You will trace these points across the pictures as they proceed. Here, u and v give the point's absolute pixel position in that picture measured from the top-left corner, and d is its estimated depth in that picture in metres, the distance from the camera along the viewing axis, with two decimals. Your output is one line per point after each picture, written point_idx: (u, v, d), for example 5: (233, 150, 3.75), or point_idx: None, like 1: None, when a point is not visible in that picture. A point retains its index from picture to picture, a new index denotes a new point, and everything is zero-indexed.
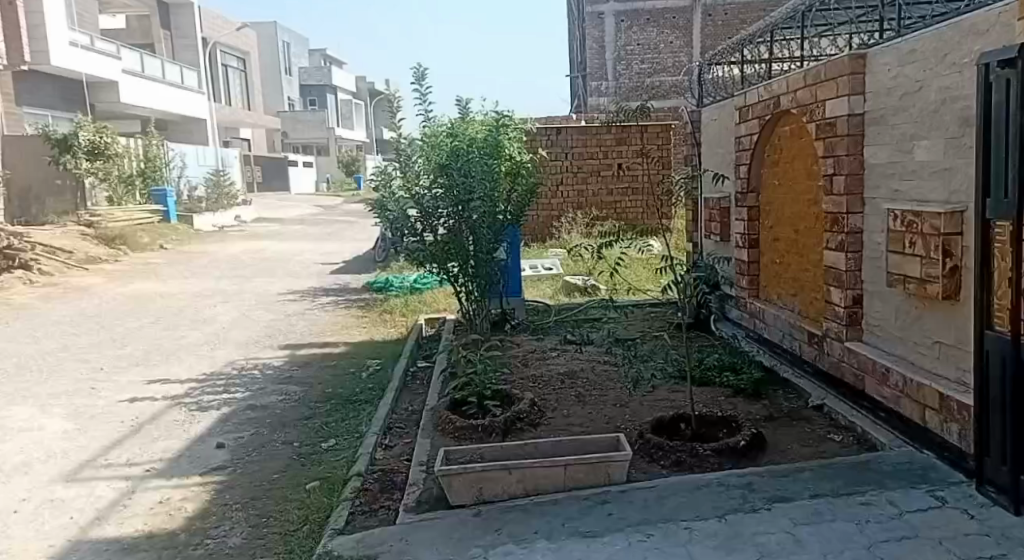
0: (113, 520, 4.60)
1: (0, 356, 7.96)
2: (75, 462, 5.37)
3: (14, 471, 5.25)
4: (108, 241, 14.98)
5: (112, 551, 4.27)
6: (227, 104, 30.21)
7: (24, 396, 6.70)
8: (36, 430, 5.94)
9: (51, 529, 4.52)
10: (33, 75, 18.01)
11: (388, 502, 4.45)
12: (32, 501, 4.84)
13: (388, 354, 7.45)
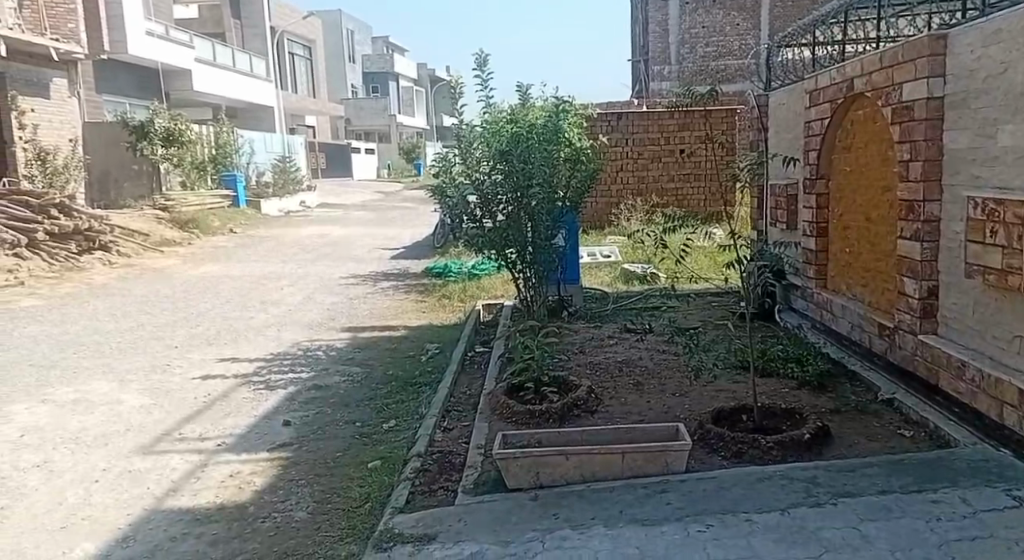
0: (186, 491, 4.71)
1: (82, 333, 8.23)
2: (152, 435, 5.52)
3: (95, 442, 5.41)
4: (180, 225, 15.32)
5: (186, 522, 4.38)
6: (293, 91, 30.65)
7: (103, 372, 6.90)
8: (114, 403, 6.12)
9: (130, 498, 4.64)
10: (110, 64, 18.72)
11: (447, 483, 4.47)
12: (112, 471, 4.98)
13: (446, 339, 7.48)
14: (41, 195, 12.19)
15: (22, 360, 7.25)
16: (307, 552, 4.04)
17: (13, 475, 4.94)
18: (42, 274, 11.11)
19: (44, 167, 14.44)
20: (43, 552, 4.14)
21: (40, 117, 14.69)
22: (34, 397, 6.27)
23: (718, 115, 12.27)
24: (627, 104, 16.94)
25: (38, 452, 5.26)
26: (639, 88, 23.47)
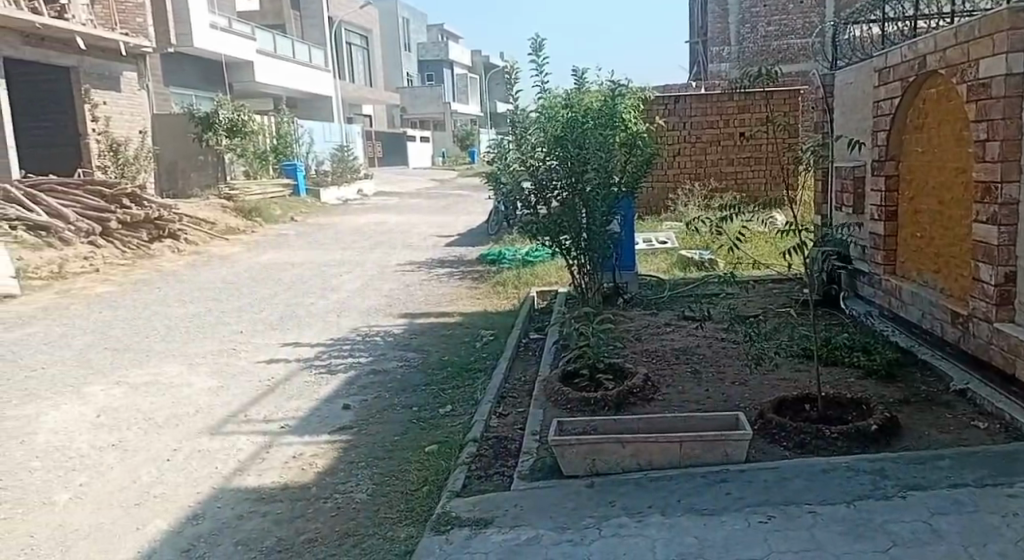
0: (251, 472, 4.77)
1: (153, 317, 8.41)
2: (218, 416, 5.60)
3: (166, 422, 5.52)
4: (244, 213, 15.52)
5: (252, 501, 4.43)
6: (350, 81, 30.87)
7: (173, 355, 7.02)
8: (182, 386, 6.22)
9: (199, 477, 4.72)
10: (179, 59, 19.33)
11: (502, 468, 4.45)
12: (182, 450, 5.06)
13: (501, 326, 7.46)
14: (114, 185, 12.51)
15: (98, 344, 7.43)
16: (367, 533, 4.05)
17: (88, 453, 5.05)
18: (115, 261, 11.35)
19: (117, 158, 14.86)
20: (118, 528, 4.22)
21: (111, 109, 15.00)
22: (108, 379, 6.41)
23: (780, 96, 11.99)
24: (686, 87, 16.60)
25: (111, 432, 5.37)
26: (699, 71, 22.93)
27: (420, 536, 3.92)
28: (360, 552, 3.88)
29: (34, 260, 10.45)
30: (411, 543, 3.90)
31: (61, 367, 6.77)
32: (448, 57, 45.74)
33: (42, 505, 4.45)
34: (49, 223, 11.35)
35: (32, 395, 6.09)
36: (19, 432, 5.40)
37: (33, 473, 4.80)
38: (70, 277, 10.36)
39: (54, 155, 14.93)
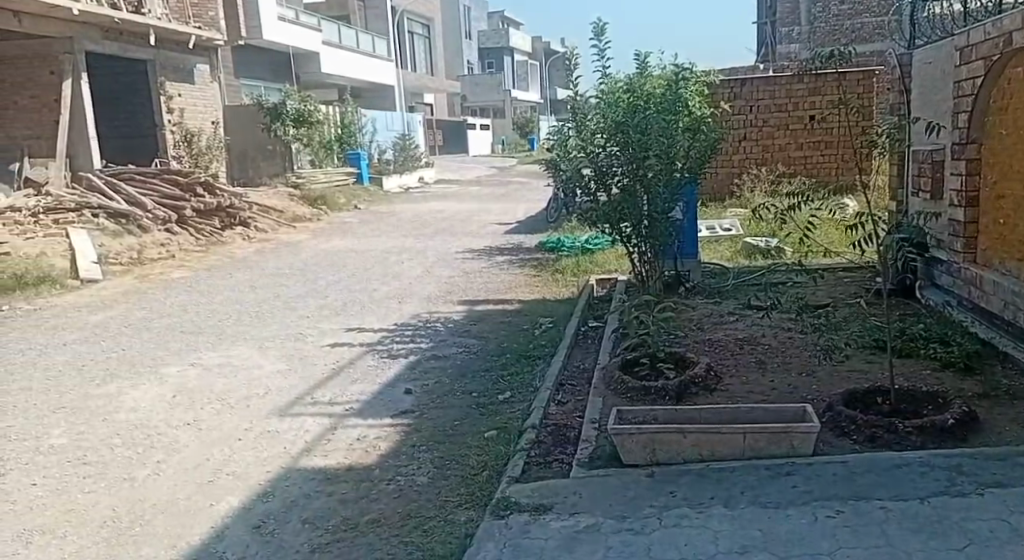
0: (318, 452, 4.81)
1: (225, 302, 8.56)
2: (286, 398, 5.67)
3: (237, 403, 5.60)
4: (310, 202, 15.73)
5: (317, 481, 4.47)
6: (412, 70, 31.05)
7: (243, 338, 7.13)
8: (253, 368, 6.32)
9: (268, 456, 4.78)
10: (246, 49, 19.63)
11: (562, 456, 4.42)
12: (253, 430, 5.13)
13: (560, 313, 7.40)
14: (189, 174, 12.78)
15: (174, 327, 7.59)
16: (428, 515, 4.05)
17: (165, 432, 5.15)
18: (191, 248, 11.58)
19: (191, 149, 15.13)
20: (193, 503, 4.29)
21: (185, 102, 15.30)
22: (183, 361, 6.54)
23: (853, 77, 11.67)
24: (754, 70, 16.25)
25: (188, 411, 5.48)
26: (767, 53, 22.43)
27: (480, 520, 3.91)
28: (422, 535, 3.88)
29: (115, 247, 10.73)
30: (471, 526, 3.89)
31: (138, 348, 6.93)
32: (509, 44, 45.67)
33: (122, 480, 4.55)
34: (129, 211, 11.61)
35: (113, 375, 6.24)
36: (101, 410, 5.53)
37: (114, 449, 4.92)
38: (148, 263, 10.60)
39: (133, 146, 15.24)
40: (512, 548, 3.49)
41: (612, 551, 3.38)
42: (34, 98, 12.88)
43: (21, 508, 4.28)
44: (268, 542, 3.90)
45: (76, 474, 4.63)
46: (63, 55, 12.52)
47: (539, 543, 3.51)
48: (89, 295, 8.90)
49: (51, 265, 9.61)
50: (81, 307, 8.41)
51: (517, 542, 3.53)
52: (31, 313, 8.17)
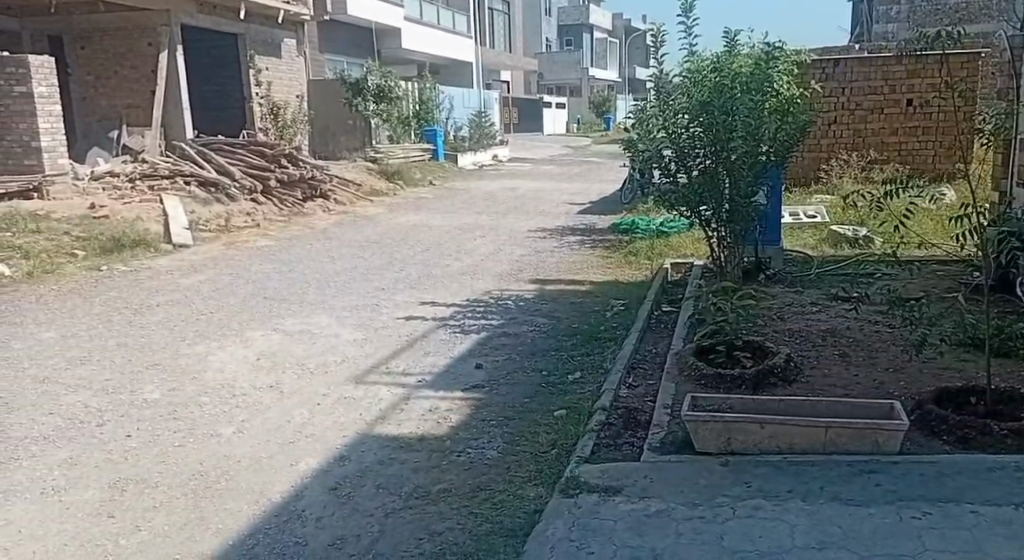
0: (391, 421, 4.86)
1: (305, 271, 8.71)
2: (361, 367, 5.75)
3: (315, 369, 5.71)
4: (386, 176, 15.89)
5: (391, 448, 4.53)
6: (490, 47, 30.98)
7: (323, 307, 7.26)
8: (330, 336, 6.42)
9: (345, 421, 4.87)
10: (330, 24, 19.84)
11: (631, 440, 4.41)
12: (330, 396, 5.22)
13: (632, 296, 7.33)
14: (274, 145, 13.04)
15: (258, 293, 7.76)
16: (497, 489, 4.07)
17: (249, 392, 5.28)
18: (274, 217, 11.79)
19: (277, 121, 15.40)
20: (274, 463, 4.38)
21: (272, 75, 15.57)
22: (266, 326, 6.69)
23: (957, 59, 11.27)
24: (847, 51, 15.81)
25: (270, 374, 5.60)
26: (861, 34, 21.79)
27: (550, 496, 3.92)
28: (492, 507, 3.90)
29: (204, 215, 11.00)
30: (540, 503, 3.91)
31: (225, 312, 7.11)
32: (589, 21, 45.19)
33: (209, 436, 4.67)
34: (218, 180, 11.91)
35: (201, 336, 6.42)
36: (190, 369, 5.70)
37: (202, 407, 5.06)
38: (234, 231, 10.86)
39: (222, 118, 15.51)
40: (582, 529, 3.50)
41: (684, 538, 3.37)
42: (133, 68, 13.29)
43: (114, 457, 4.43)
44: (344, 505, 3.97)
45: (166, 428, 4.77)
46: (160, 27, 12.97)
47: (611, 525, 3.51)
48: (180, 260, 9.15)
49: (145, 229, 9.90)
50: (172, 270, 8.65)
51: (588, 523, 3.54)
52: (126, 274, 8.44)
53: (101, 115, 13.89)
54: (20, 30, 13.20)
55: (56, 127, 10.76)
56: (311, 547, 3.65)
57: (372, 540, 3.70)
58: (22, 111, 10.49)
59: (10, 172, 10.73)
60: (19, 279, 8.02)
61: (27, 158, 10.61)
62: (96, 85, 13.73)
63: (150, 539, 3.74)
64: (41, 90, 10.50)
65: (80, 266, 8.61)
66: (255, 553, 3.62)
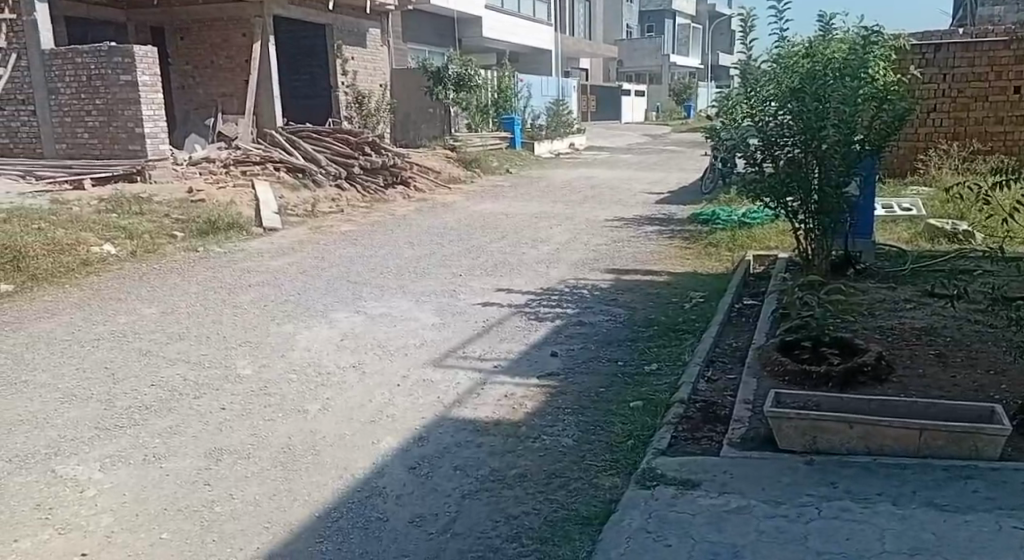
0: (468, 404, 4.88)
1: (386, 256, 8.81)
2: (438, 351, 5.79)
3: (395, 351, 5.78)
4: (465, 164, 15.98)
5: (468, 431, 4.54)
6: (571, 34, 30.78)
7: (403, 291, 7.34)
8: (410, 320, 6.49)
9: (424, 403, 4.91)
10: (414, 13, 20.02)
11: (711, 435, 4.36)
12: (409, 378, 5.28)
13: (711, 288, 7.18)
14: (359, 134, 13.19)
15: (341, 276, 7.89)
16: (573, 477, 4.05)
17: (333, 371, 5.37)
18: (358, 203, 11.96)
19: (361, 110, 15.61)
20: (356, 440, 4.45)
21: (358, 65, 15.77)
22: (349, 308, 6.79)
23: None
24: (949, 36, 15.17)
25: (353, 354, 5.69)
26: (964, 18, 20.95)
27: (626, 486, 3.89)
28: (568, 494, 3.89)
29: (291, 200, 11.27)
30: (616, 492, 3.88)
31: (311, 293, 7.25)
32: (672, 7, 44.46)
33: (296, 412, 4.77)
34: (305, 166, 12.18)
35: (289, 316, 6.57)
36: (278, 347, 5.83)
37: (289, 384, 5.17)
38: (320, 216, 11.07)
39: (310, 106, 15.80)
40: (659, 520, 3.47)
41: (765, 535, 3.31)
42: (229, 59, 13.71)
43: (209, 428, 4.56)
44: (424, 484, 4.01)
45: (257, 403, 4.89)
46: (255, 18, 13.21)
47: (689, 518, 3.47)
48: (271, 242, 9.36)
49: (238, 212, 10.16)
50: (263, 253, 8.86)
51: (665, 515, 3.51)
52: (219, 255, 8.66)
53: (198, 103, 14.30)
54: (126, 21, 13.83)
55: (158, 114, 11.19)
56: (391, 523, 3.69)
57: (450, 520, 3.72)
58: (127, 98, 10.94)
59: (115, 157, 11.25)
60: (122, 258, 8.32)
61: (133, 144, 11.12)
62: (194, 74, 14.13)
63: (243, 507, 3.84)
64: (145, 78, 10.89)
65: (179, 246, 8.90)
66: (339, 526, 3.68)
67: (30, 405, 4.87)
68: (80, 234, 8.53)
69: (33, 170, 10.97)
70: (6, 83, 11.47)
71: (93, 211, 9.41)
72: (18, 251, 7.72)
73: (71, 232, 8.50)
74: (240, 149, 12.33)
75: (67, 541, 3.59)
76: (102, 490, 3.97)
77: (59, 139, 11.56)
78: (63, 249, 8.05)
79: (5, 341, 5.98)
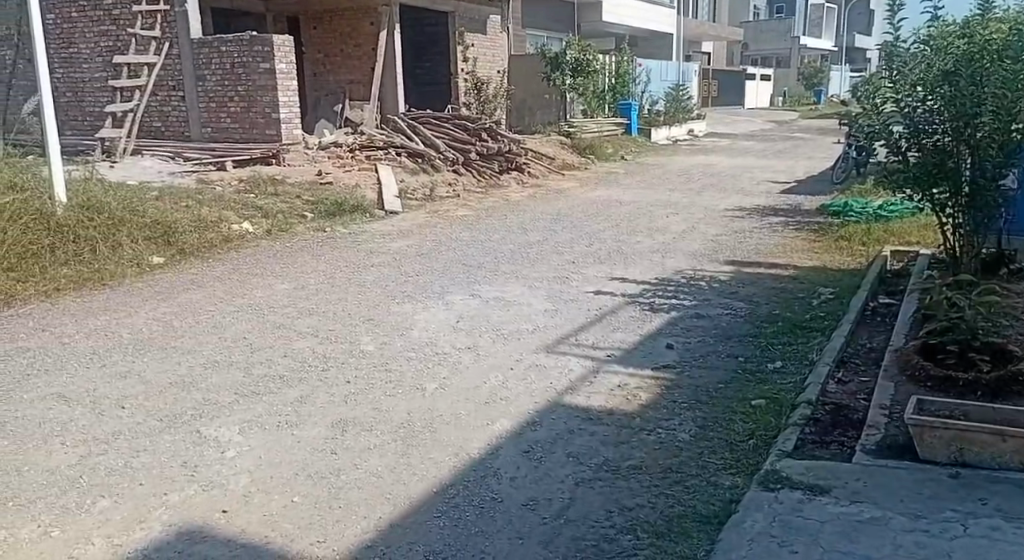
0: (581, 392, 4.79)
1: (502, 240, 8.79)
2: (551, 337, 5.71)
3: (508, 335, 5.73)
4: (579, 150, 15.85)
5: (580, 420, 4.44)
6: (694, 18, 30.06)
7: (517, 276, 7.29)
8: (523, 305, 6.44)
9: (536, 388, 4.84)
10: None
11: (841, 441, 4.14)
12: (523, 362, 5.24)
13: (842, 284, 6.84)
14: (476, 120, 13.22)
15: (456, 260, 7.90)
16: (690, 473, 3.90)
17: (449, 352, 5.37)
18: (472, 188, 12.00)
19: (480, 96, 15.67)
20: (472, 420, 4.42)
21: (479, 51, 15.79)
22: (465, 291, 6.80)
23: None
24: None
25: (468, 337, 5.68)
26: None
27: (748, 487, 3.72)
28: (685, 491, 3.74)
29: (411, 184, 11.41)
30: (737, 492, 3.72)
31: (429, 275, 7.29)
32: None
33: (414, 389, 4.79)
34: (425, 151, 12.34)
35: (408, 297, 6.61)
36: (397, 326, 5.87)
37: (410, 361, 5.20)
38: (438, 200, 11.15)
39: (431, 94, 16.04)
40: (784, 525, 3.30)
41: (903, 550, 3.10)
42: (358, 47, 14.01)
43: (335, 401, 4.63)
44: (537, 468, 3.95)
45: (378, 378, 4.94)
46: (382, 7, 13.43)
47: (818, 525, 3.28)
48: (392, 225, 9.46)
49: (362, 196, 10.34)
50: (385, 235, 8.97)
51: (791, 520, 3.33)
52: (344, 236, 8.83)
53: (327, 90, 14.63)
54: (266, 12, 14.12)
55: (293, 101, 11.52)
56: (505, 504, 3.65)
57: (564, 506, 3.65)
58: (266, 85, 11.29)
59: (254, 141, 11.63)
60: (259, 236, 8.58)
61: (270, 129, 11.45)
62: (325, 63, 14.47)
63: (366, 478, 3.87)
64: (283, 67, 11.23)
65: (309, 226, 9.12)
66: (455, 504, 3.66)
67: (177, 369, 5.06)
68: (221, 212, 8.83)
69: (181, 151, 11.48)
70: (158, 71, 11.98)
71: (232, 191, 9.75)
72: (168, 226, 7.95)
73: (214, 211, 8.81)
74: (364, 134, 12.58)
75: (207, 499, 3.68)
76: (241, 452, 4.07)
77: (205, 124, 11.95)
78: (207, 226, 8.35)
79: (156, 310, 6.23)
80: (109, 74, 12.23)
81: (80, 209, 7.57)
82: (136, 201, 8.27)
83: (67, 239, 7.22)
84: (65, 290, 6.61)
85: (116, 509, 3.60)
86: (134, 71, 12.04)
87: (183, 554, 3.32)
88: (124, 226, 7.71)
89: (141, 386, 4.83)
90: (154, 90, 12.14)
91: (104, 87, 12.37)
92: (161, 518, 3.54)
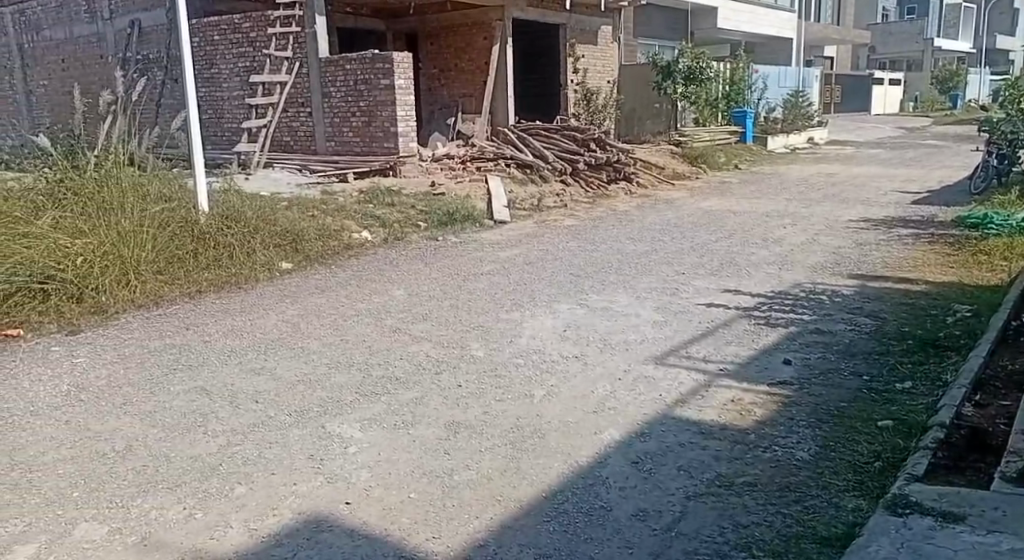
0: (693, 405, 4.70)
1: (613, 250, 8.74)
2: (661, 348, 5.63)
3: (616, 345, 5.68)
4: (690, 159, 15.60)
5: (692, 433, 4.35)
6: (818, 22, 29.17)
7: (625, 287, 7.23)
8: (631, 316, 6.37)
9: (646, 400, 4.77)
10: (644, 8, 19.90)
11: (977, 468, 3.93)
12: (631, 373, 5.17)
13: (979, 302, 6.48)
14: (585, 129, 13.10)
15: (566, 269, 7.89)
16: (810, 493, 3.77)
17: (558, 360, 5.36)
18: (580, 198, 11.97)
19: (589, 106, 15.64)
20: (579, 428, 4.41)
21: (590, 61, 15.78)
22: (573, 300, 6.78)
23: None
24: None
25: (576, 346, 5.66)
26: None
27: (873, 511, 3.57)
28: (804, 511, 3.62)
29: (520, 194, 11.48)
30: (860, 516, 3.57)
31: (538, 284, 7.31)
32: None
33: (523, 396, 4.80)
34: (534, 162, 12.40)
35: (517, 304, 6.65)
36: (507, 333, 5.91)
37: (520, 368, 5.23)
38: (546, 210, 11.16)
39: (544, 104, 16.20)
40: (913, 551, 3.15)
41: None
42: (471, 61, 14.12)
43: (447, 404, 4.69)
44: (647, 479, 3.89)
45: (489, 384, 4.98)
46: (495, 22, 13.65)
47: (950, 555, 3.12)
48: (502, 234, 9.53)
49: (473, 206, 10.46)
50: (495, 244, 9.04)
51: (922, 547, 3.18)
52: (456, 245, 8.95)
53: (442, 103, 14.91)
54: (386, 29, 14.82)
55: (410, 114, 11.76)
56: (614, 513, 3.61)
57: (675, 518, 3.59)
58: (385, 99, 11.59)
59: (374, 154, 11.93)
60: (378, 244, 8.81)
61: (389, 142, 11.74)
62: (441, 77, 14.73)
63: (477, 479, 3.90)
64: (402, 82, 11.49)
65: (422, 235, 9.30)
66: (565, 510, 3.65)
67: (301, 368, 5.24)
68: (343, 221, 9.11)
69: (307, 163, 11.95)
70: (289, 89, 12.53)
71: (353, 201, 10.04)
72: (296, 234, 8.23)
73: (336, 220, 9.08)
74: (475, 146, 12.74)
75: (332, 490, 3.79)
76: (362, 448, 4.17)
77: (329, 137, 12.39)
78: (331, 234, 8.62)
79: (283, 312, 6.48)
80: (245, 92, 12.71)
81: (220, 214, 7.91)
82: (269, 209, 8.52)
83: (210, 246, 7.53)
84: (205, 292, 6.99)
85: (251, 496, 3.75)
86: (268, 89, 12.58)
87: (311, 541, 3.43)
88: (258, 233, 7.96)
89: (271, 382, 5.02)
90: (286, 107, 12.69)
91: (241, 104, 12.87)
92: (292, 507, 3.67)
